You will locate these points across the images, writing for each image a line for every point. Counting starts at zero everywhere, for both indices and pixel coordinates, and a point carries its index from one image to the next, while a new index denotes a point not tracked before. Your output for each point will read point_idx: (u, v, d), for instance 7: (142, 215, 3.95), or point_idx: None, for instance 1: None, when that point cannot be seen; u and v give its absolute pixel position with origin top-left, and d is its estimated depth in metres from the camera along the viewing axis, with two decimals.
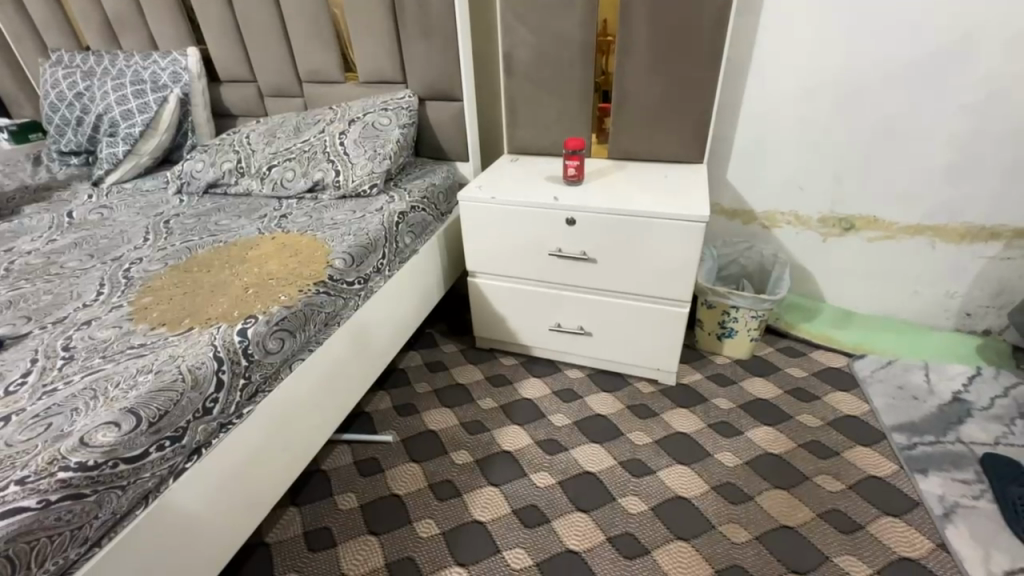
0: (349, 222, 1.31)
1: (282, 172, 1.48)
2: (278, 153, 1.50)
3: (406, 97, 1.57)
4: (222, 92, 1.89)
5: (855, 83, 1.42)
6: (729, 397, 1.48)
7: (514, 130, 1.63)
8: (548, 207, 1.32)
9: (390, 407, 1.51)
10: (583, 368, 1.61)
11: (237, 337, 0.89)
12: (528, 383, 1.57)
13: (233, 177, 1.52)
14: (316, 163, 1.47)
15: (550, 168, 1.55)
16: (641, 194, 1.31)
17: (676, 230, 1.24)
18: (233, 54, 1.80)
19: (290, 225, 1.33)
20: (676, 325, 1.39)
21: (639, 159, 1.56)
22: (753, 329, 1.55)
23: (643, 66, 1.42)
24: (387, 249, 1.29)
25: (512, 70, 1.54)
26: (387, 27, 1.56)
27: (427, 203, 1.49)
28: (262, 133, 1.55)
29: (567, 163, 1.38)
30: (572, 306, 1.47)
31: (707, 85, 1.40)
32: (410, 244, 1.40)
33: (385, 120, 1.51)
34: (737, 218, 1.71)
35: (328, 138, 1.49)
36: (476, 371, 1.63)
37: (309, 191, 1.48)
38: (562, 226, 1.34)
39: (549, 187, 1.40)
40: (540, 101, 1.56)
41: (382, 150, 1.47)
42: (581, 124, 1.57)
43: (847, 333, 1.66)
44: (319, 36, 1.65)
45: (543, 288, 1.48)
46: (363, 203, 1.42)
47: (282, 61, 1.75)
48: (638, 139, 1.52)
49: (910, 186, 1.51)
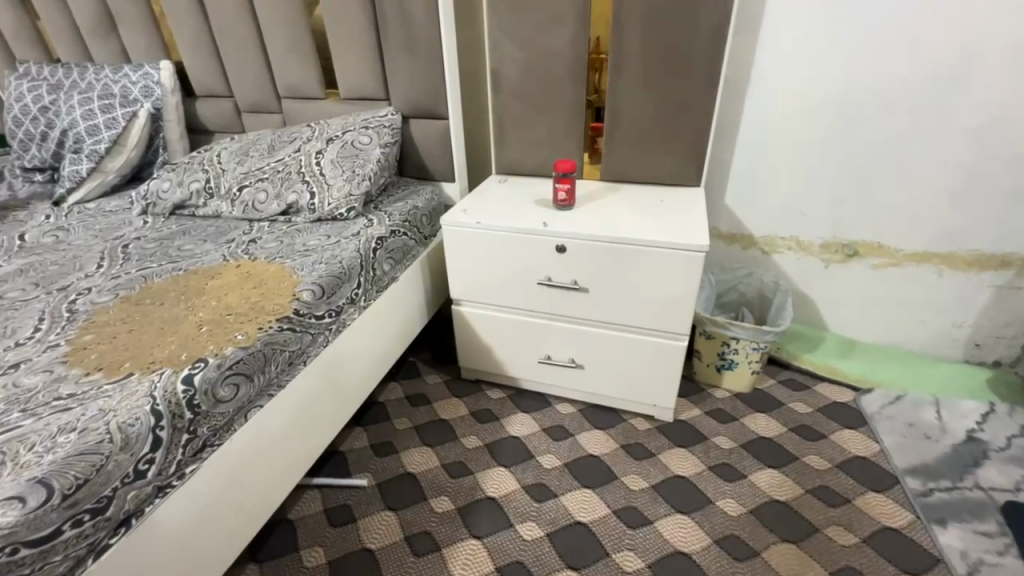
0: (322, 248, 1.21)
1: (254, 193, 1.39)
2: (250, 173, 1.41)
3: (389, 115, 1.49)
4: (197, 108, 1.81)
5: (859, 100, 1.36)
6: (729, 436, 1.38)
7: (502, 150, 1.56)
8: (537, 233, 1.24)
9: (366, 446, 1.39)
10: (574, 402, 1.51)
11: (181, 386, 0.79)
12: (516, 419, 1.47)
13: (202, 198, 1.42)
14: (290, 184, 1.38)
15: (539, 190, 1.47)
16: (635, 221, 1.23)
17: (673, 260, 1.15)
18: (209, 68, 1.72)
19: (258, 250, 1.23)
20: (672, 359, 1.30)
21: (632, 182, 1.48)
22: (754, 361, 1.46)
23: (637, 83, 1.35)
24: (363, 277, 1.20)
25: (500, 88, 1.47)
26: (369, 41, 1.48)
27: (409, 227, 1.40)
28: (234, 151, 1.46)
29: (557, 187, 1.30)
30: (563, 337, 1.38)
31: (704, 105, 1.33)
32: (390, 271, 1.30)
33: (366, 139, 1.43)
34: (736, 243, 1.64)
35: (304, 158, 1.40)
36: (460, 406, 1.52)
37: (282, 213, 1.38)
38: (552, 253, 1.25)
39: (538, 211, 1.32)
40: (528, 120, 1.49)
41: (361, 171, 1.38)
42: (572, 144, 1.49)
43: (852, 364, 1.58)
44: (298, 50, 1.58)
45: (532, 318, 1.38)
46: (339, 227, 1.33)
47: (260, 76, 1.67)
48: (632, 160, 1.45)
49: (916, 210, 1.44)
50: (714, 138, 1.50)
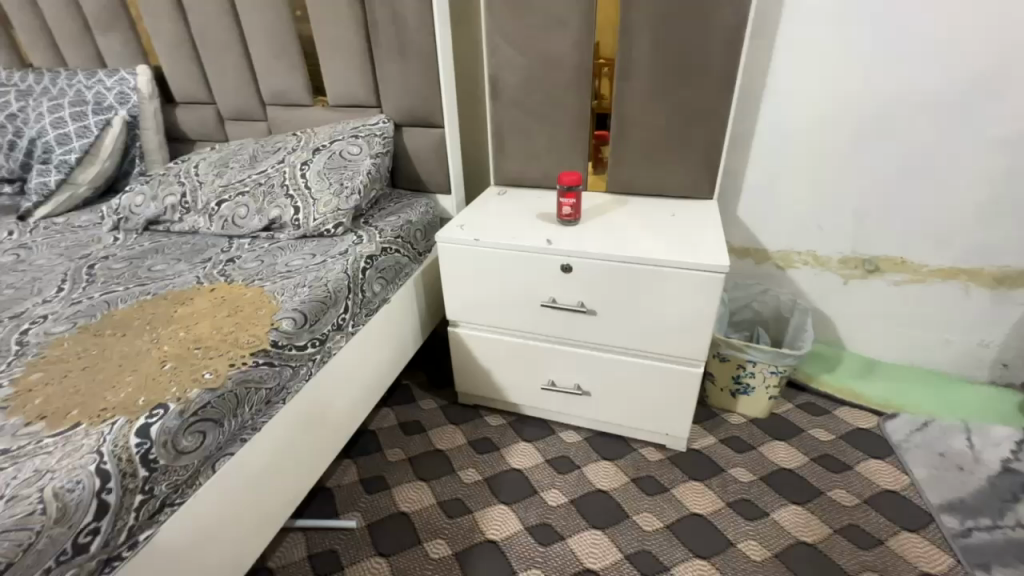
0: (306, 269, 1.11)
1: (234, 208, 1.28)
2: (229, 186, 1.30)
3: (381, 124, 1.40)
4: (178, 115, 1.70)
5: (883, 109, 1.27)
6: (748, 468, 1.28)
7: (501, 160, 1.46)
8: (540, 251, 1.14)
9: (355, 481, 1.29)
10: (580, 430, 1.41)
11: (135, 440, 0.68)
12: (517, 449, 1.36)
13: (177, 213, 1.32)
14: (272, 197, 1.27)
15: (541, 204, 1.37)
16: (647, 238, 1.14)
17: (689, 282, 1.06)
18: (189, 74, 1.62)
19: (236, 271, 1.12)
20: (687, 386, 1.20)
21: (640, 194, 1.39)
22: (772, 385, 1.36)
23: (646, 89, 1.26)
24: (350, 301, 1.10)
25: (499, 94, 1.37)
26: (359, 45, 1.39)
27: (401, 243, 1.30)
28: (213, 162, 1.35)
29: (561, 201, 1.20)
30: (568, 362, 1.28)
31: (718, 113, 1.24)
32: (381, 292, 1.20)
33: (355, 149, 1.33)
34: (749, 258, 1.55)
35: (288, 169, 1.30)
36: (457, 434, 1.42)
37: (264, 229, 1.28)
38: (556, 273, 1.15)
39: (541, 227, 1.22)
40: (529, 129, 1.40)
41: (350, 184, 1.28)
42: (576, 155, 1.40)
43: (873, 386, 1.49)
44: (283, 55, 1.48)
45: (535, 342, 1.28)
46: (325, 244, 1.22)
47: (243, 82, 1.57)
48: (640, 171, 1.35)
49: (941, 224, 1.35)
50: (728, 147, 1.41)
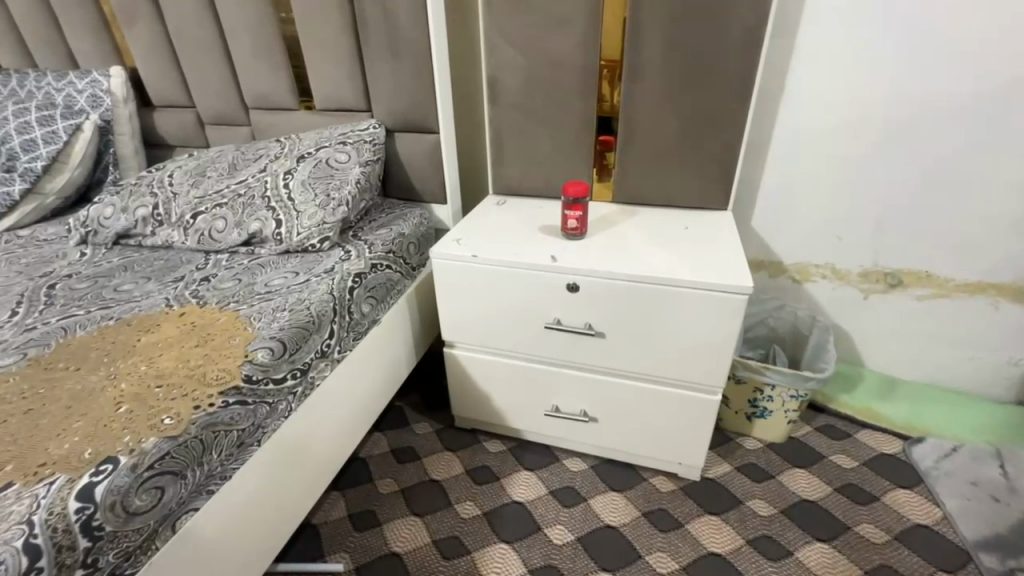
0: (287, 289, 1.01)
1: (210, 220, 1.18)
2: (206, 197, 1.20)
3: (371, 129, 1.30)
4: (156, 120, 1.60)
5: (908, 115, 1.19)
6: (767, 499, 1.19)
7: (500, 167, 1.37)
8: (544, 269, 1.05)
9: (344, 516, 1.19)
10: (585, 457, 1.32)
11: (75, 505, 0.59)
12: (519, 479, 1.27)
13: (150, 226, 1.21)
14: (252, 209, 1.17)
15: (544, 215, 1.28)
16: (661, 254, 1.05)
17: (707, 304, 0.97)
18: (167, 75, 1.52)
19: (209, 292, 1.02)
20: (703, 414, 1.11)
21: (649, 204, 1.30)
22: (791, 410, 1.28)
23: (656, 93, 1.17)
24: (335, 325, 1.00)
25: (498, 98, 1.28)
26: (347, 45, 1.29)
27: (393, 258, 1.20)
28: (189, 170, 1.25)
29: (566, 213, 1.11)
30: (573, 387, 1.18)
31: (734, 119, 1.16)
32: (369, 313, 1.11)
33: (343, 156, 1.23)
34: (763, 271, 1.46)
35: (269, 178, 1.20)
36: (454, 462, 1.32)
37: (244, 244, 1.18)
38: (561, 292, 1.06)
39: (543, 242, 1.13)
40: (530, 135, 1.31)
41: (337, 194, 1.18)
42: (580, 162, 1.30)
43: (896, 407, 1.40)
44: (265, 56, 1.38)
45: (538, 365, 1.19)
46: (310, 260, 1.12)
47: (224, 84, 1.47)
48: (649, 179, 1.26)
49: (968, 236, 1.27)
50: (742, 154, 1.33)
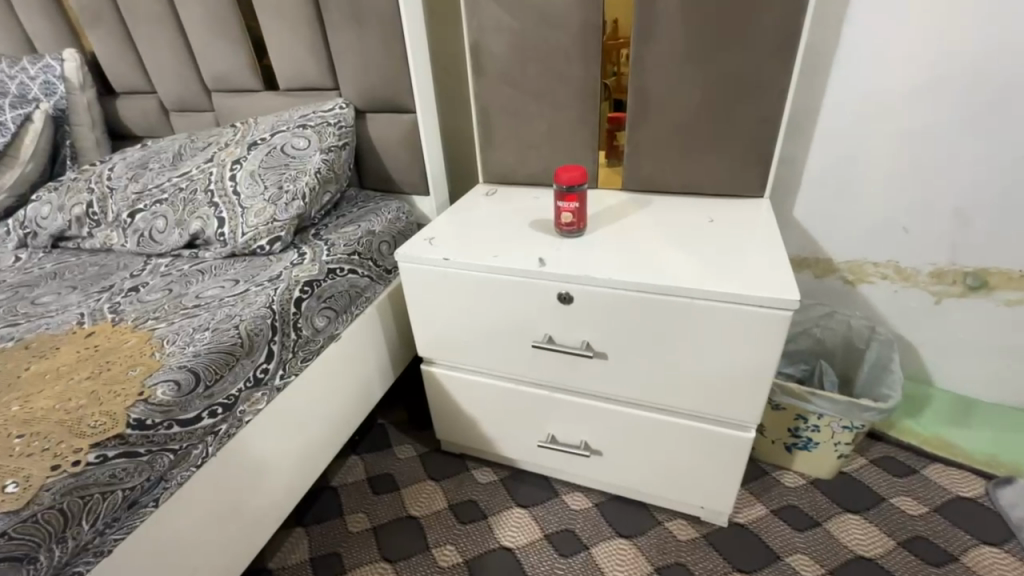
0: (218, 302, 0.84)
1: (149, 219, 1.02)
2: (145, 192, 1.04)
3: (337, 110, 1.12)
4: (118, 108, 1.47)
5: (1011, 72, 0.91)
6: (811, 554, 0.97)
7: (488, 151, 1.17)
8: (530, 276, 0.84)
9: (305, 560, 1.04)
10: (589, 492, 1.12)
11: None
12: (509, 518, 1.08)
13: (87, 226, 1.07)
14: (194, 205, 1.00)
15: (538, 207, 1.07)
16: (677, 256, 0.83)
17: (738, 322, 0.75)
18: (124, 58, 1.37)
19: (131, 305, 0.86)
20: (730, 454, 0.89)
21: (666, 192, 1.07)
22: (841, 444, 1.04)
23: (672, 54, 0.94)
24: (274, 345, 0.83)
25: (482, 67, 1.07)
26: (305, 11, 1.10)
27: (358, 261, 1.02)
28: (131, 162, 1.09)
29: (559, 206, 0.90)
30: (572, 414, 0.98)
31: (774, 83, 0.91)
32: (325, 328, 0.93)
33: (301, 141, 1.05)
34: (807, 270, 1.21)
35: (215, 169, 1.03)
36: (436, 494, 1.15)
37: (187, 246, 1.02)
38: (550, 303, 0.86)
39: (532, 240, 0.93)
40: (522, 113, 1.09)
41: (291, 186, 1.01)
42: (582, 143, 1.09)
43: (974, 435, 1.14)
44: (219, 29, 1.20)
45: (529, 388, 1.00)
46: (257, 266, 0.95)
47: (181, 64, 1.31)
48: (664, 162, 1.04)
49: None
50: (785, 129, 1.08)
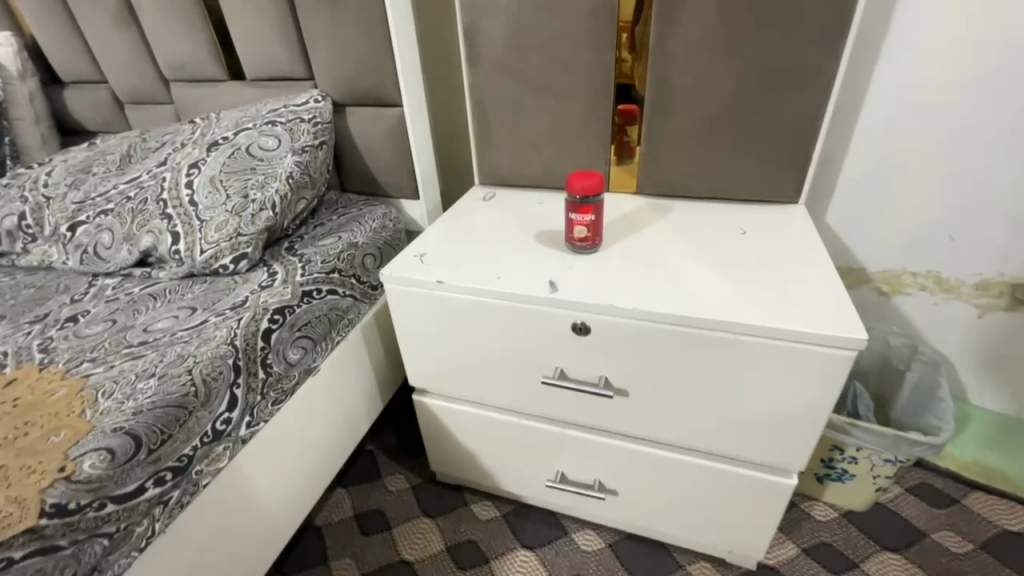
0: (170, 338, 0.71)
1: (93, 233, 0.88)
2: (87, 201, 0.89)
3: (312, 103, 0.98)
4: (66, 100, 1.30)
5: None
6: None
7: (486, 151, 1.03)
8: (540, 304, 0.72)
9: None
10: (601, 531, 1.01)
11: None
12: (513, 563, 0.97)
13: (20, 241, 0.92)
14: (144, 217, 0.86)
15: (544, 215, 0.95)
16: (712, 280, 0.71)
17: (787, 361, 0.64)
18: (68, 43, 1.20)
19: (64, 342, 0.72)
20: (768, 501, 0.79)
21: (687, 197, 0.95)
22: (880, 477, 0.94)
23: (701, 40, 0.80)
24: (238, 389, 0.70)
25: (479, 55, 0.93)
26: None
27: (339, 280, 0.89)
28: (72, 164, 0.94)
29: (572, 218, 0.77)
30: (585, 452, 0.87)
31: (819, 72, 0.79)
32: (299, 361, 0.80)
33: (270, 141, 0.91)
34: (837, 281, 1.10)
35: (168, 174, 0.88)
36: (432, 534, 1.04)
37: (138, 264, 0.87)
38: (563, 334, 0.74)
39: (540, 258, 0.80)
40: (525, 106, 0.96)
41: (259, 195, 0.87)
42: (593, 142, 0.96)
43: (1016, 458, 1.05)
44: (172, 8, 1.04)
45: (536, 423, 0.88)
46: (218, 289, 0.82)
47: (132, 50, 1.14)
48: (687, 164, 0.91)
49: None
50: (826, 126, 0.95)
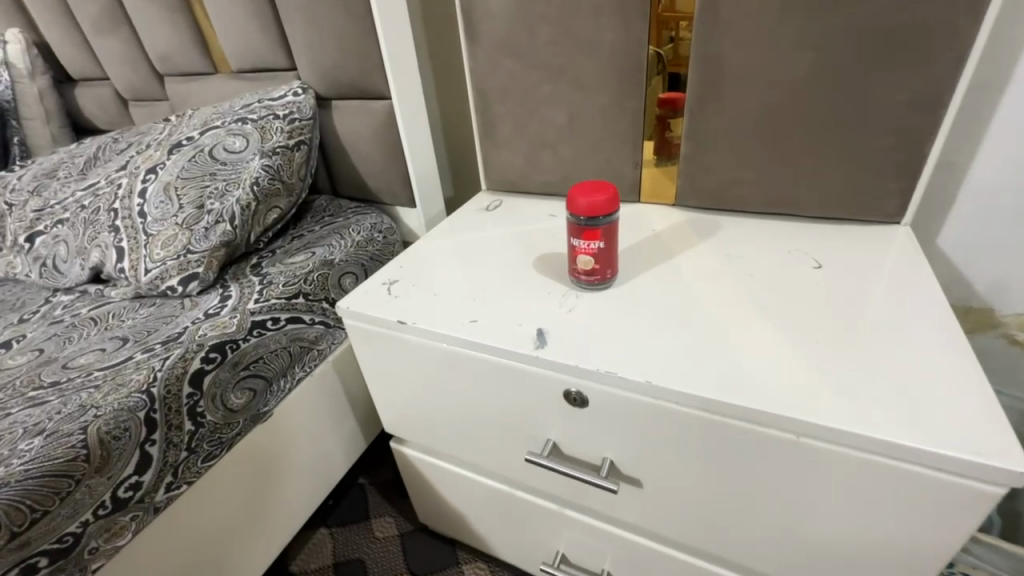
0: (82, 379, 0.60)
1: (49, 245, 0.80)
2: (45, 209, 0.81)
3: (290, 98, 0.84)
4: (78, 98, 1.26)
5: None
6: None
7: (490, 152, 0.86)
8: (525, 362, 0.54)
9: None
10: None
11: None
12: None
13: None
14: (94, 229, 0.77)
15: (553, 232, 0.76)
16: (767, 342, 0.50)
17: (882, 482, 0.42)
18: (71, 38, 1.15)
19: None
20: None
21: (741, 212, 0.73)
22: None
23: (771, 3, 0.58)
24: (152, 446, 0.58)
25: (477, 35, 0.76)
26: None
27: (306, 306, 0.75)
28: (42, 168, 0.87)
29: (575, 245, 0.58)
30: (590, 539, 0.68)
31: (949, 43, 0.54)
32: (245, 407, 0.67)
33: (236, 142, 0.79)
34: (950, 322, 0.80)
35: (124, 180, 0.78)
36: None
37: (92, 280, 0.79)
38: (556, 402, 0.55)
39: (535, 294, 0.62)
40: (535, 97, 0.77)
41: (215, 205, 0.74)
42: (619, 141, 0.75)
43: None
44: None
45: (529, 495, 0.70)
46: (162, 316, 0.71)
47: (124, 43, 1.06)
48: (742, 171, 0.69)
49: None
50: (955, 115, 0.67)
